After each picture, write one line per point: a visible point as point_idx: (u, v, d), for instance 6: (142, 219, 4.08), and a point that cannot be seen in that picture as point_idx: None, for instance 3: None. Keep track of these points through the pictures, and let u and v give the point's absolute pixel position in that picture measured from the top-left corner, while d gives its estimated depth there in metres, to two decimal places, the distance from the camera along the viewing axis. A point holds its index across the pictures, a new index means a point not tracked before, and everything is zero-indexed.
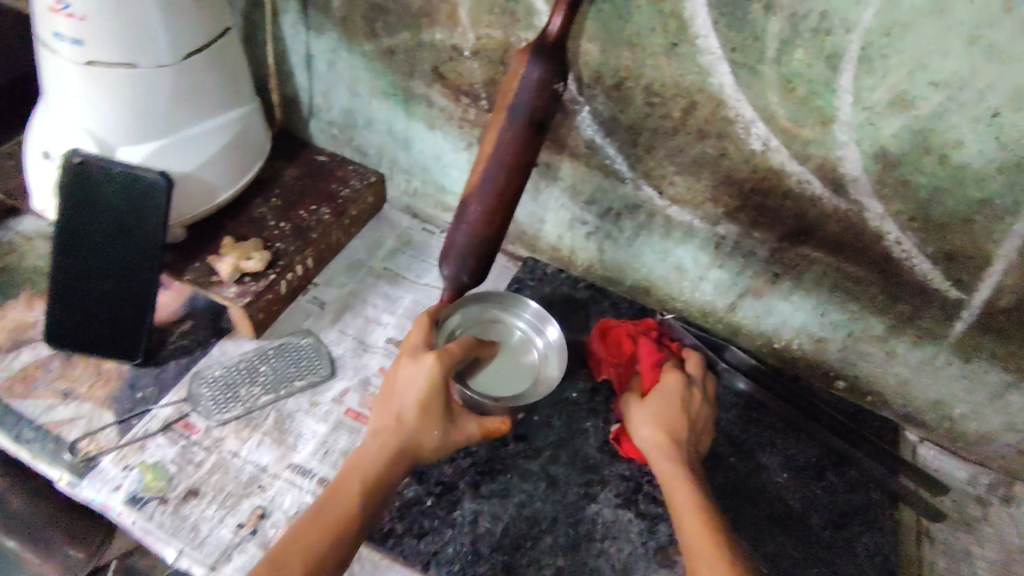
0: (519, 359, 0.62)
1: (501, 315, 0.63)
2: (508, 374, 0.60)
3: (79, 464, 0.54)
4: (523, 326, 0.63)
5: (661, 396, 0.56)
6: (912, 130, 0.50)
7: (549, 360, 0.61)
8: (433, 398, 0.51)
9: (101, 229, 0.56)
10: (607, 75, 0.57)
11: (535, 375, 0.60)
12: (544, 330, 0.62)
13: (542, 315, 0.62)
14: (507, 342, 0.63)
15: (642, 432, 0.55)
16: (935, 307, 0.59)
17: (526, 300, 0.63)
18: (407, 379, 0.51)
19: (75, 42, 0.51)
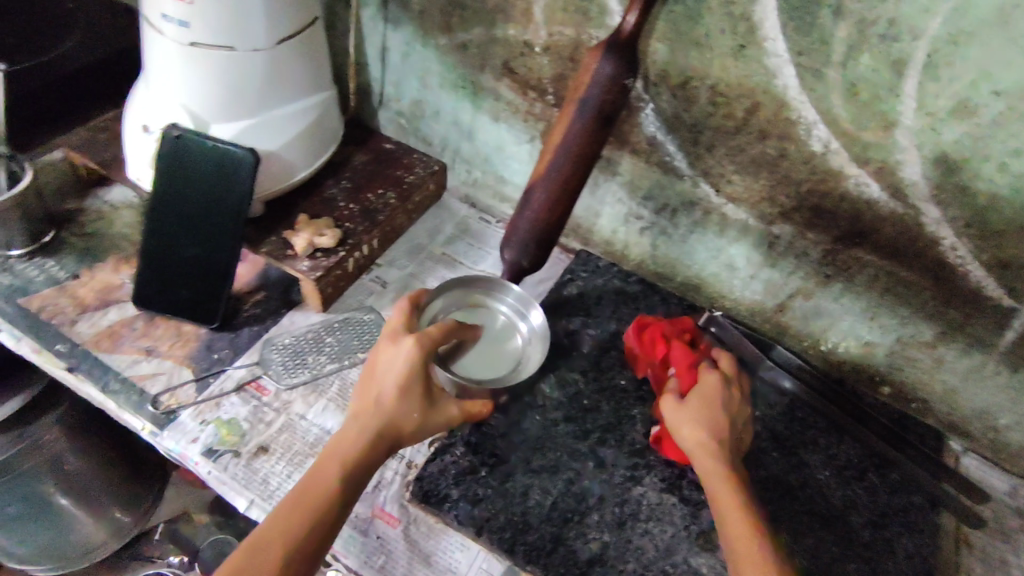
0: (503, 341, 0.65)
1: (484, 300, 0.67)
2: (492, 356, 0.64)
3: (160, 416, 0.58)
4: (507, 310, 0.67)
5: (701, 396, 0.55)
6: (973, 137, 0.51)
7: (532, 343, 0.65)
8: (412, 379, 0.51)
9: (192, 199, 0.61)
10: (672, 74, 0.59)
11: (519, 358, 0.64)
12: (527, 313, 0.66)
13: (525, 299, 0.65)
14: (491, 325, 0.66)
15: (683, 432, 0.54)
16: (987, 315, 0.59)
17: (510, 285, 0.66)
18: (387, 362, 0.52)
19: (181, 24, 0.55)
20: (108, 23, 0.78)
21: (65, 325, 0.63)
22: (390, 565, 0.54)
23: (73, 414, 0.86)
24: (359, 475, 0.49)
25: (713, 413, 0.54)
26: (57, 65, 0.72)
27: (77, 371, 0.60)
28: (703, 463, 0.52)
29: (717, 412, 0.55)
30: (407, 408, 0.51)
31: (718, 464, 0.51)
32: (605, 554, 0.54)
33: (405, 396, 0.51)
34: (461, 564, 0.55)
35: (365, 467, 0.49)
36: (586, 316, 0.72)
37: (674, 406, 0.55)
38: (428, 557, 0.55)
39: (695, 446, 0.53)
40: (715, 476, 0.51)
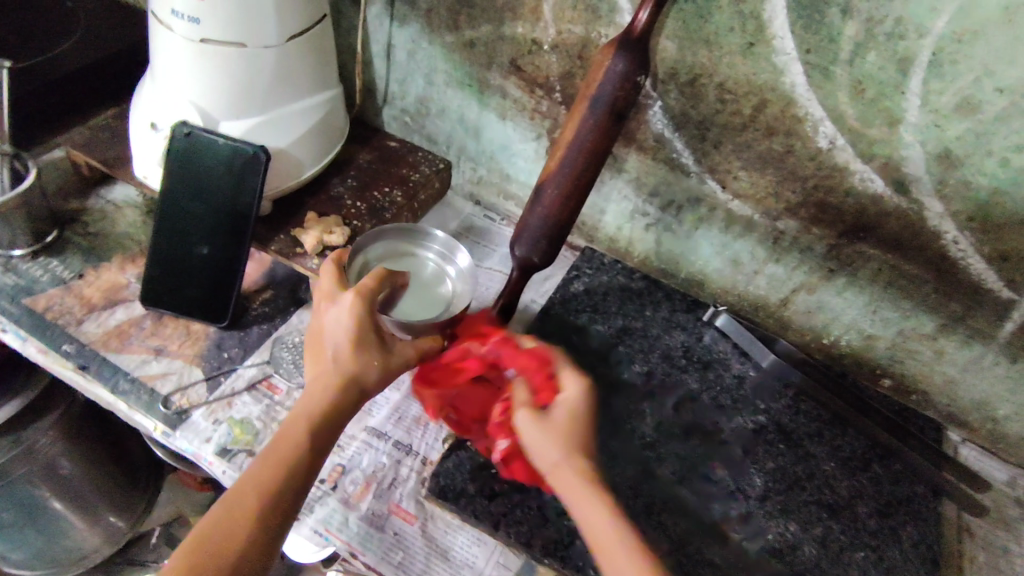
0: (434, 284, 0.66)
1: (410, 250, 0.68)
2: (425, 299, 0.64)
3: (172, 415, 0.58)
4: (434, 257, 0.68)
5: (564, 409, 0.50)
6: (976, 133, 0.52)
7: (462, 283, 0.66)
8: (362, 330, 0.52)
9: (201, 198, 0.60)
10: (681, 72, 0.60)
11: (451, 297, 0.65)
12: (454, 257, 0.67)
13: (451, 243, 0.67)
14: (421, 273, 0.67)
15: (550, 454, 0.47)
16: (986, 307, 0.61)
17: (434, 232, 0.68)
18: (332, 322, 0.53)
19: (192, 21, 0.55)
20: (109, 23, 0.77)
21: (72, 325, 0.62)
22: (409, 561, 0.53)
23: (74, 414, 0.85)
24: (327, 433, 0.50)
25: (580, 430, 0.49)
26: (49, 67, 0.71)
27: (87, 371, 0.60)
28: (571, 488, 0.46)
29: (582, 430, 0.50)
30: (364, 359, 0.52)
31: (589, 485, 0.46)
32: None
33: (359, 347, 0.52)
34: (478, 559, 0.54)
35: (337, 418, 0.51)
36: (592, 312, 0.72)
37: (545, 425, 0.48)
38: (445, 552, 0.54)
39: (562, 468, 0.47)
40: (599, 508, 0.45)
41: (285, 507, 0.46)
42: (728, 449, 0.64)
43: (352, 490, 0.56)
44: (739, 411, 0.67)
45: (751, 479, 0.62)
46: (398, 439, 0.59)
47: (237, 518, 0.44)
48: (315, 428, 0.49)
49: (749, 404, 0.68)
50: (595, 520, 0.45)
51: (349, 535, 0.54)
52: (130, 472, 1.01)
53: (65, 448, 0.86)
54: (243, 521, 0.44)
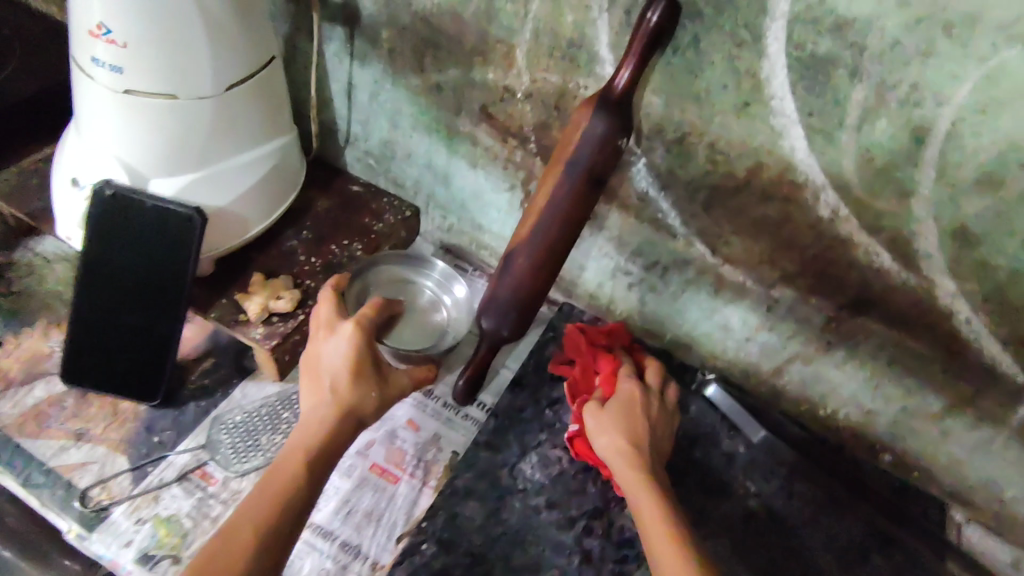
0: (428, 314, 0.65)
1: (408, 275, 0.66)
2: (419, 328, 0.64)
3: (89, 514, 0.51)
4: (431, 285, 0.66)
5: (621, 402, 0.55)
6: (996, 211, 0.47)
7: (458, 313, 0.65)
8: (362, 362, 0.51)
9: (127, 265, 0.53)
10: (668, 128, 0.54)
11: (446, 327, 0.64)
12: (452, 287, 0.66)
13: (450, 274, 0.65)
14: (416, 301, 0.66)
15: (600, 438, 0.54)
16: (999, 390, 0.55)
17: (434, 261, 0.66)
18: (331, 353, 0.52)
19: (114, 70, 0.48)
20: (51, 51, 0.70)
21: None
22: None
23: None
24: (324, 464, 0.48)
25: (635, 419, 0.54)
26: (8, 91, 0.65)
27: None
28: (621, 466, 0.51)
29: (642, 424, 0.54)
30: (362, 392, 0.51)
31: (641, 471, 0.51)
32: None
33: (357, 379, 0.51)
34: None
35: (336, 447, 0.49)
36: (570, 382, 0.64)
37: (594, 412, 0.55)
38: None
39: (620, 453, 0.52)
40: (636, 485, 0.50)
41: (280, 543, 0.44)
42: (714, 542, 0.59)
43: None
44: (725, 496, 0.62)
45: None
46: (346, 539, 0.53)
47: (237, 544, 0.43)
48: (314, 459, 0.48)
49: (736, 488, 0.63)
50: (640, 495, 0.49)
51: None
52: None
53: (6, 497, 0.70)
54: (241, 551, 0.42)
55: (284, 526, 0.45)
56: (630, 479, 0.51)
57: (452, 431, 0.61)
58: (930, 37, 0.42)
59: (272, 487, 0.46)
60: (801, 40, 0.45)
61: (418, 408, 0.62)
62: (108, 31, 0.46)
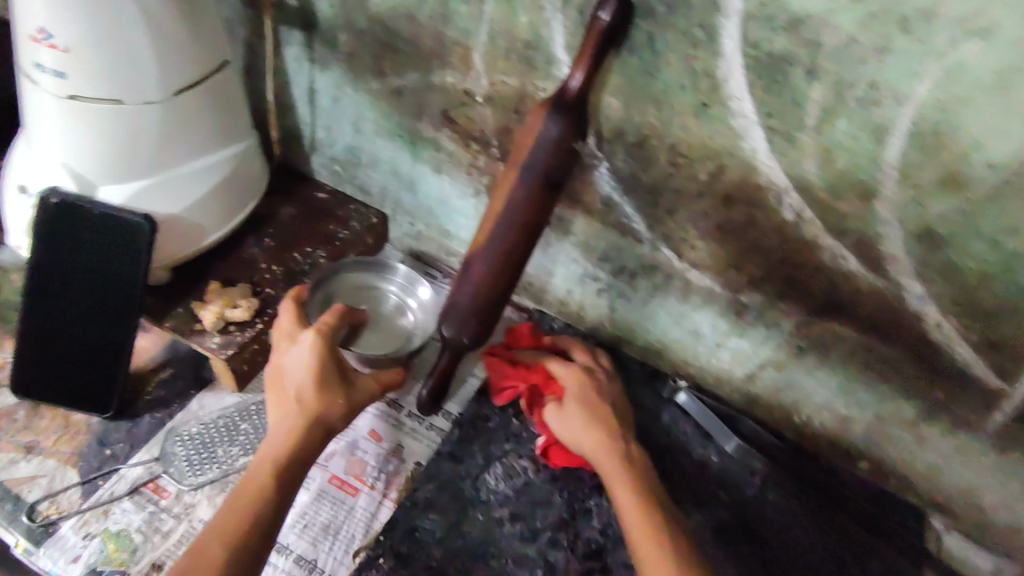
0: (394, 319, 0.64)
1: (371, 282, 0.66)
2: (385, 333, 0.63)
3: (36, 529, 0.50)
4: (395, 291, 0.66)
5: (575, 395, 0.55)
6: (960, 212, 0.45)
7: (424, 315, 0.64)
8: (325, 369, 0.51)
9: (78, 273, 0.52)
10: (628, 131, 0.53)
11: (412, 330, 0.63)
12: (416, 289, 0.65)
13: (413, 276, 0.65)
14: (381, 308, 0.65)
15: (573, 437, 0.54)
16: (973, 396, 0.54)
17: (396, 265, 0.66)
18: (293, 363, 0.51)
19: (57, 75, 0.48)
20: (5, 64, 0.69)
21: None
22: None
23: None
24: (294, 473, 0.49)
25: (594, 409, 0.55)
26: None
27: None
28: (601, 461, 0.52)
29: (601, 409, 0.55)
30: (327, 399, 0.50)
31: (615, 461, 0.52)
32: None
33: (321, 387, 0.50)
34: None
35: (305, 455, 0.49)
36: None
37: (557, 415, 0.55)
38: None
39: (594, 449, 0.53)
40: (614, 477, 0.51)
41: (252, 557, 0.45)
42: None
43: None
44: (698, 507, 0.60)
45: None
46: (301, 553, 0.51)
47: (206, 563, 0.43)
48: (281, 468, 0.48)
49: (709, 497, 0.61)
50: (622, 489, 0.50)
51: None
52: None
53: None
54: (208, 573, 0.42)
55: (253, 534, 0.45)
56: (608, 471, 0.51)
57: (415, 441, 0.59)
58: (886, 34, 0.41)
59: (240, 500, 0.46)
60: (756, 39, 0.44)
61: (380, 418, 0.60)
62: (49, 36, 0.46)
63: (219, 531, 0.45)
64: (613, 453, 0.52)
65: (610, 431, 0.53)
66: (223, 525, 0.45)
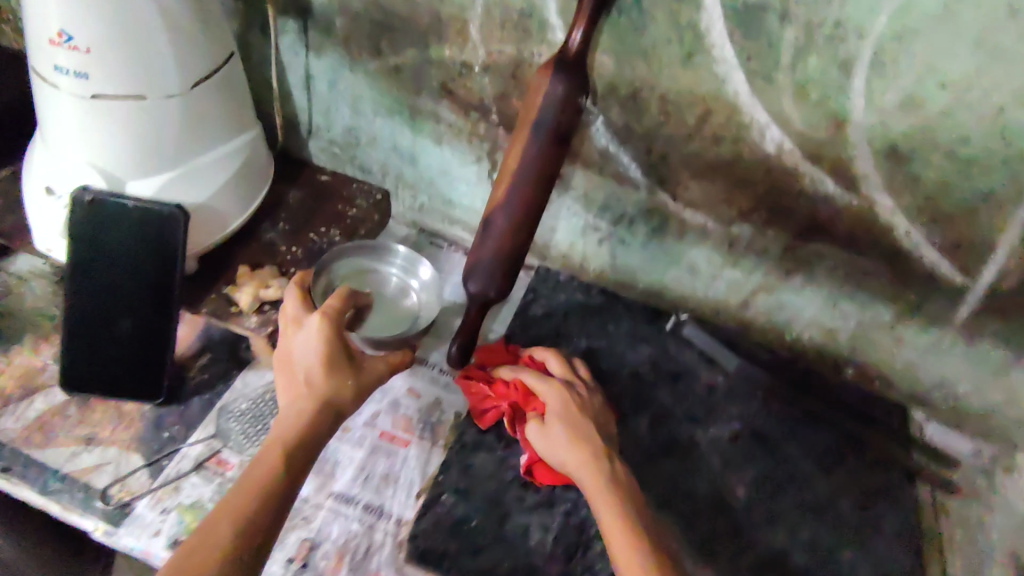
0: (398, 300, 0.68)
1: (372, 264, 0.68)
2: (390, 314, 0.66)
3: (113, 511, 0.53)
4: (396, 271, 0.69)
5: (557, 410, 0.56)
6: (920, 129, 0.52)
7: (427, 294, 0.67)
8: (334, 350, 0.53)
9: (116, 268, 0.55)
10: (621, 86, 0.57)
11: (417, 310, 0.67)
12: (416, 270, 0.69)
13: (413, 257, 0.68)
14: (384, 289, 0.68)
15: (556, 455, 0.54)
16: (941, 293, 0.61)
17: (396, 248, 0.69)
18: (302, 347, 0.54)
19: (79, 76, 0.49)
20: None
21: None
22: None
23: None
24: (303, 454, 0.50)
25: (576, 426, 0.55)
26: None
27: (10, 474, 0.53)
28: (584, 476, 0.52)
29: (584, 423, 0.55)
30: (338, 380, 0.52)
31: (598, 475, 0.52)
32: None
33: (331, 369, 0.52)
34: None
35: (314, 437, 0.51)
36: (555, 337, 0.70)
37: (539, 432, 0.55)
38: None
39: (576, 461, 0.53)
40: (596, 493, 0.50)
41: (259, 536, 0.46)
42: (707, 461, 0.64)
43: (324, 566, 0.52)
44: (712, 421, 0.67)
45: (733, 490, 0.62)
46: (368, 501, 0.56)
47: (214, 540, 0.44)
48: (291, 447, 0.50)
49: (721, 412, 0.67)
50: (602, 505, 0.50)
51: None
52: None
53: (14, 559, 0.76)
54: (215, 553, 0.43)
55: (264, 513, 0.46)
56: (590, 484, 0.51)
57: (451, 394, 0.64)
58: None
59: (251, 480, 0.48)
60: None
61: (416, 377, 0.65)
62: (70, 38, 0.48)
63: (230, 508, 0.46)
64: (596, 467, 0.52)
65: (594, 448, 0.53)
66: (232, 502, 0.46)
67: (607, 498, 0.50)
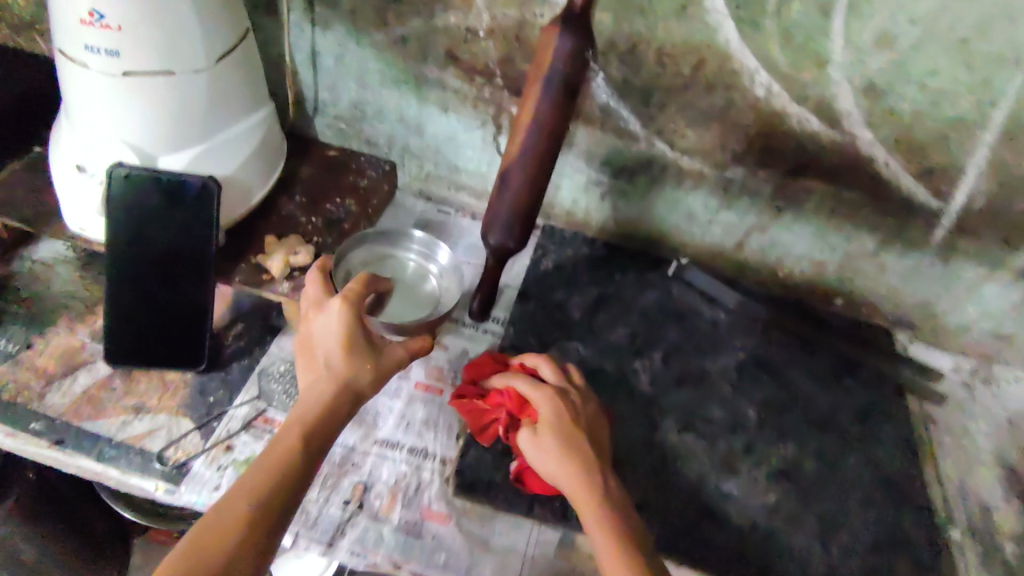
0: (418, 284, 0.68)
1: (390, 250, 0.69)
2: (410, 299, 0.67)
3: (171, 471, 0.55)
4: (415, 256, 0.70)
5: (549, 421, 0.53)
6: (895, 64, 0.57)
7: (446, 279, 0.68)
8: (353, 333, 0.53)
9: (153, 242, 0.57)
10: (620, 42, 0.62)
11: (437, 295, 0.67)
12: (434, 255, 0.69)
13: (430, 241, 0.69)
14: (404, 273, 0.69)
15: (547, 468, 0.52)
16: (919, 218, 0.67)
17: (413, 232, 0.69)
18: (322, 329, 0.54)
19: (110, 54, 0.51)
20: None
21: (35, 401, 0.58)
22: (453, 561, 0.54)
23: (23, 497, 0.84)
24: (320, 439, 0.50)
25: (569, 437, 0.52)
26: None
27: (65, 445, 0.55)
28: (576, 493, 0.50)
29: (578, 435, 0.53)
30: (356, 363, 0.52)
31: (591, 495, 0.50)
32: (649, 499, 0.59)
33: (350, 351, 0.53)
34: (519, 542, 0.56)
35: (331, 422, 0.51)
36: (567, 287, 0.74)
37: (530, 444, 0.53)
38: (484, 543, 0.56)
39: (573, 484, 0.50)
40: (589, 514, 0.49)
41: (270, 524, 0.45)
42: (719, 388, 0.69)
43: (379, 504, 0.57)
44: (719, 353, 0.72)
45: (745, 412, 0.67)
46: (412, 445, 0.60)
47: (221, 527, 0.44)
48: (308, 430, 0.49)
49: (727, 345, 0.73)
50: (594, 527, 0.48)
51: (388, 548, 0.54)
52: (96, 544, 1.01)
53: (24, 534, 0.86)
54: (230, 533, 0.44)
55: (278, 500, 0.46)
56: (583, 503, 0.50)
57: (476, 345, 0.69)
58: None
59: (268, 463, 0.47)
60: None
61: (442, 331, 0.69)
62: (101, 16, 0.49)
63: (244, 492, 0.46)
64: (590, 484, 0.50)
65: (587, 463, 0.51)
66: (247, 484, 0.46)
67: (600, 521, 0.48)
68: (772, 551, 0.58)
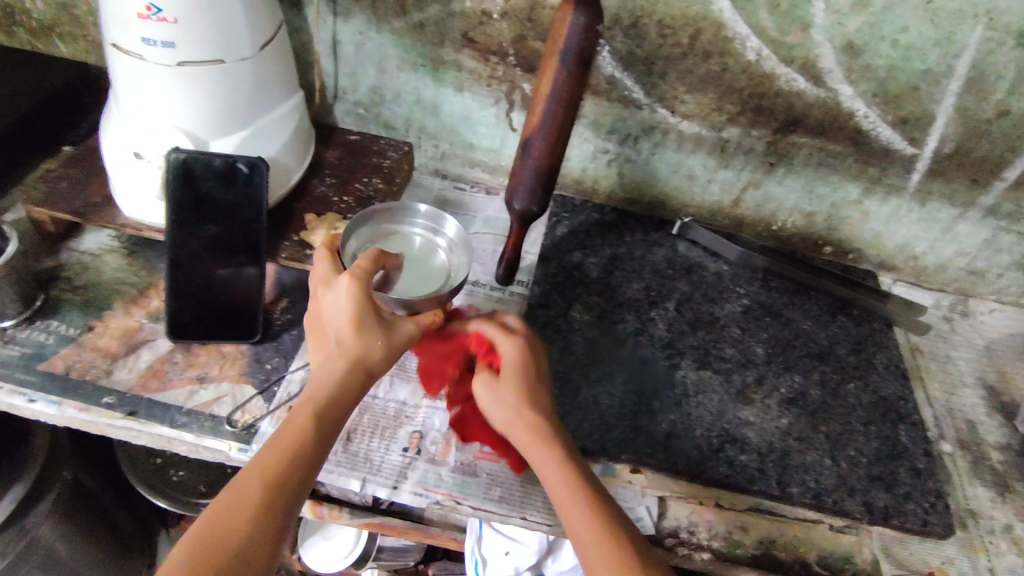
0: (427, 257, 0.65)
1: (395, 227, 0.67)
2: (422, 273, 0.63)
3: (242, 432, 0.59)
4: (421, 231, 0.67)
5: (512, 367, 0.55)
6: (870, 24, 0.64)
7: (456, 252, 0.65)
8: (364, 312, 0.51)
9: (206, 222, 0.61)
10: (623, 17, 0.67)
11: (448, 267, 0.64)
12: (441, 227, 0.67)
13: (435, 213, 0.66)
14: (411, 248, 0.66)
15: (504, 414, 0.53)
16: (897, 164, 0.74)
17: (417, 207, 0.67)
18: (331, 307, 0.52)
19: (167, 46, 0.55)
20: (34, 76, 0.77)
21: (102, 377, 0.61)
22: (508, 494, 0.59)
23: (63, 498, 0.86)
24: (335, 416, 0.49)
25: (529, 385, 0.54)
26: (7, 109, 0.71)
27: (138, 416, 0.59)
28: (535, 445, 0.51)
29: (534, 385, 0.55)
30: (368, 341, 0.51)
31: (552, 448, 0.51)
32: (676, 429, 0.65)
33: (362, 329, 0.51)
34: None
35: (344, 400, 0.50)
36: (583, 249, 0.80)
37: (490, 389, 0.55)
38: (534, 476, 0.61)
39: (528, 429, 0.52)
40: (551, 467, 0.50)
41: (287, 502, 0.44)
42: (729, 331, 0.75)
43: (435, 449, 0.62)
44: (724, 299, 0.78)
45: (754, 349, 0.74)
46: None
47: (241, 515, 0.41)
48: (323, 408, 0.48)
49: (731, 291, 0.79)
50: (558, 482, 0.49)
51: (448, 486, 0.60)
52: (126, 543, 1.02)
53: (61, 531, 0.87)
54: (245, 514, 0.41)
55: (292, 480, 0.44)
56: (543, 455, 0.51)
57: (505, 305, 0.74)
58: None
59: (281, 443, 0.46)
60: None
61: (472, 295, 0.74)
62: (159, 10, 0.53)
63: (257, 473, 0.44)
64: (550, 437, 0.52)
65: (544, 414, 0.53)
66: (260, 464, 0.44)
67: (565, 480, 0.49)
68: (790, 466, 0.64)
